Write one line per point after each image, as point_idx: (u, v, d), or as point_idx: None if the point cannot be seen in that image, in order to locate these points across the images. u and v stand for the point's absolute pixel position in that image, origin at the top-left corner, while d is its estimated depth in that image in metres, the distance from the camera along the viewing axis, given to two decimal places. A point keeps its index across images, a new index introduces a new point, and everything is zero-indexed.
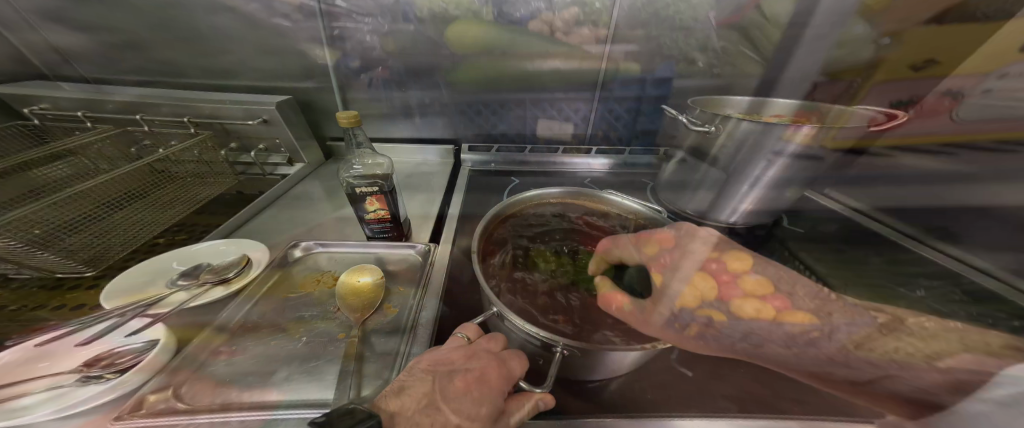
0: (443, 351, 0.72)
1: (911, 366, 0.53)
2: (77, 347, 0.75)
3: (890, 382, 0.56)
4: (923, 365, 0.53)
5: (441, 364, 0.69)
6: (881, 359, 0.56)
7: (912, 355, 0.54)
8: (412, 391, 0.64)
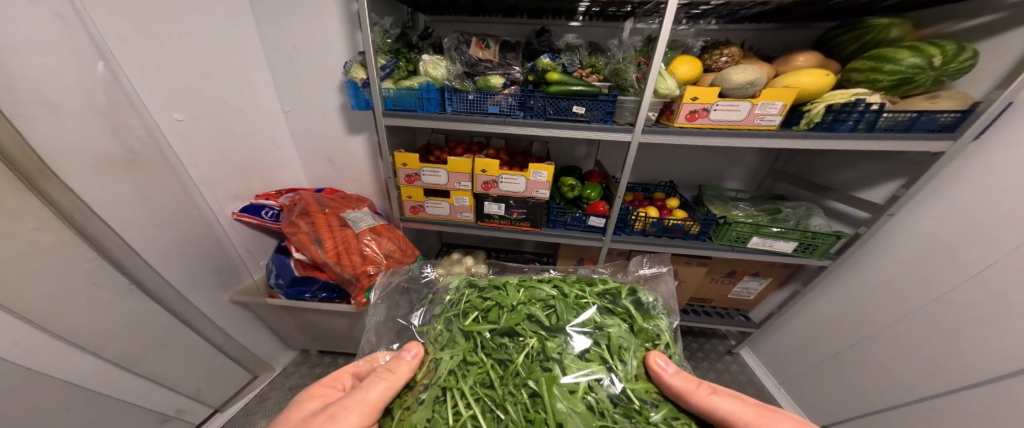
0: (388, 249, 0.87)
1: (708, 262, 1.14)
2: (262, 261, 1.01)
3: (720, 261, 1.13)
4: (712, 261, 1.14)
5: (391, 257, 0.87)
6: (706, 259, 1.13)
7: (714, 260, 1.14)
8: (405, 246, 0.93)
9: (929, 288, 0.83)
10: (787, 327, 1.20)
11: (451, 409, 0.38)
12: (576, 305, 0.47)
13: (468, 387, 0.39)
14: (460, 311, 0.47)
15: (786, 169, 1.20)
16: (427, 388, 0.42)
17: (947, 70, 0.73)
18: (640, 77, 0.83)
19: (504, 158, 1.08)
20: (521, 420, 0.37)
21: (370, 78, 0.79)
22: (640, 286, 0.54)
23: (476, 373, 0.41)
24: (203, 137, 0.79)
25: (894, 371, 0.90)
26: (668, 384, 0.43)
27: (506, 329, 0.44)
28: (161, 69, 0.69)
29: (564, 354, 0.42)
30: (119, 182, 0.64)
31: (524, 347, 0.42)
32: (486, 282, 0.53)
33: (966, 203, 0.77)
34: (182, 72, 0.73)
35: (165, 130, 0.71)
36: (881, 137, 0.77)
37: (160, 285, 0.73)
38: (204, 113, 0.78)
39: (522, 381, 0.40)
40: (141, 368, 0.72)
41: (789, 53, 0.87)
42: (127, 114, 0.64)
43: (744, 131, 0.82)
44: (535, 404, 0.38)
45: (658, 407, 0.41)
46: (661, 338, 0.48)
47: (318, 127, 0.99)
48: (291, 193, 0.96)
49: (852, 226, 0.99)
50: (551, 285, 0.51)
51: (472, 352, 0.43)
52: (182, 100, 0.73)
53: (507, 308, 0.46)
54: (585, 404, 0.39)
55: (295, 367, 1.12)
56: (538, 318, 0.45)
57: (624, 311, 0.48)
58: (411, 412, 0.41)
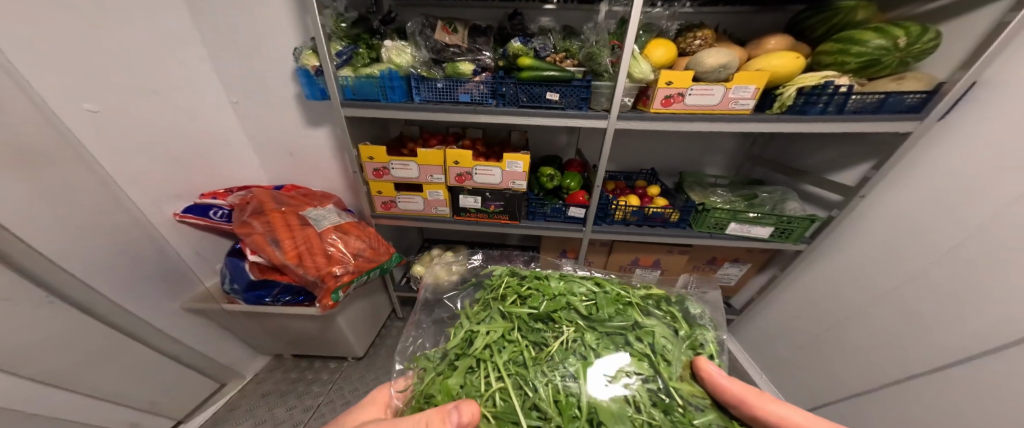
0: (358, 249, 0.85)
1: (688, 250, 1.13)
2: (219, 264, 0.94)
3: (698, 248, 1.14)
4: (692, 249, 1.14)
5: (362, 259, 0.85)
6: (685, 247, 1.13)
7: (693, 249, 1.14)
8: (373, 241, 0.90)
9: (900, 268, 0.85)
10: (766, 311, 1.22)
11: (484, 378, 0.41)
12: (616, 301, 0.51)
13: (503, 362, 0.42)
14: (500, 295, 0.52)
15: (762, 155, 1.21)
16: (461, 356, 0.45)
17: (911, 51, 0.73)
18: (614, 61, 0.80)
19: (481, 149, 1.04)
20: (552, 399, 0.39)
21: (324, 64, 0.74)
22: (687, 297, 0.57)
23: (512, 351, 0.44)
24: (133, 133, 0.69)
25: (869, 349, 0.92)
26: (721, 387, 0.44)
27: (544, 315, 0.48)
28: (70, 50, 0.58)
29: (601, 346, 0.45)
30: (9, 182, 0.52)
31: (561, 333, 0.45)
32: (528, 273, 0.58)
33: (931, 183, 0.78)
34: (101, 57, 0.63)
35: (66, 119, 0.59)
36: (850, 119, 0.77)
37: (99, 298, 0.65)
38: (125, 102, 0.67)
39: (556, 365, 0.42)
40: (81, 385, 0.65)
41: (761, 35, 0.86)
42: (21, 106, 0.52)
43: (718, 116, 0.81)
44: (567, 388, 0.41)
45: (704, 411, 0.42)
46: (705, 347, 0.49)
47: (274, 122, 0.92)
48: (242, 191, 0.88)
49: (824, 209, 1.00)
50: (592, 283, 0.55)
51: (510, 331, 0.46)
52: (97, 85, 0.62)
53: (547, 296, 0.51)
54: (619, 393, 0.40)
55: (267, 373, 1.06)
56: (576, 307, 0.49)
57: (668, 315, 0.51)
58: (444, 377, 0.44)
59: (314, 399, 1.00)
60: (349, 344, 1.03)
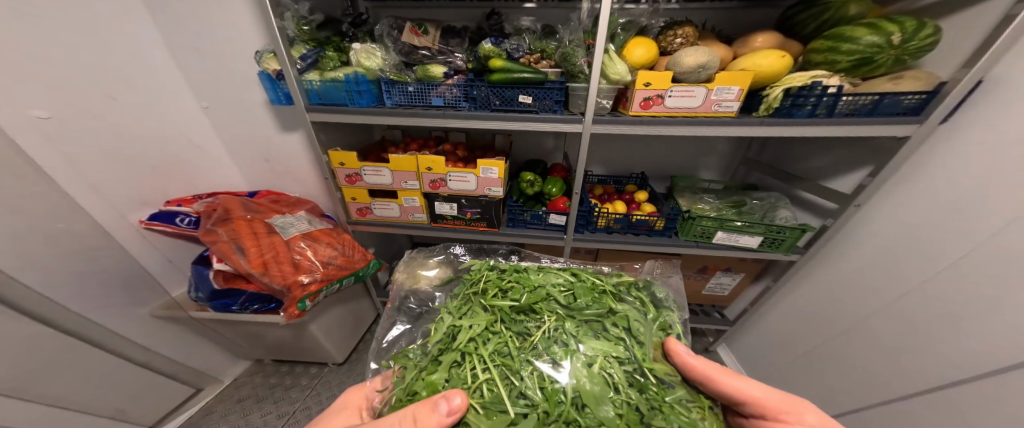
0: (329, 258, 0.83)
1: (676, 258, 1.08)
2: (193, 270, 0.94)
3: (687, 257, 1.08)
4: (680, 258, 1.09)
5: (332, 267, 0.83)
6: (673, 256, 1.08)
7: (682, 258, 1.09)
8: (345, 249, 0.87)
9: (895, 285, 0.79)
10: (761, 323, 1.16)
11: (470, 371, 0.39)
12: (594, 290, 0.49)
13: (487, 353, 0.40)
14: (480, 289, 0.50)
15: (759, 158, 1.15)
16: (443, 350, 0.43)
17: (907, 48, 0.67)
18: (590, 62, 0.76)
19: (460, 153, 1.00)
20: (539, 386, 0.38)
21: (286, 68, 0.73)
22: (652, 282, 0.57)
23: (497, 342, 0.41)
24: (90, 139, 0.68)
25: (864, 367, 0.86)
26: (688, 366, 0.45)
27: (526, 307, 0.45)
28: (17, 57, 0.57)
29: (581, 332, 0.43)
30: None
31: (542, 322, 0.43)
32: (505, 266, 0.55)
33: (933, 193, 0.71)
34: (52, 62, 0.62)
35: (13, 128, 0.58)
36: (841, 122, 0.71)
37: (57, 308, 0.66)
38: (79, 107, 0.66)
39: (538, 354, 0.40)
40: (40, 394, 0.65)
41: (748, 33, 0.81)
42: None
43: (700, 119, 0.76)
44: (551, 376, 0.39)
45: (676, 387, 0.42)
46: (672, 328, 0.50)
47: (247, 127, 0.91)
48: (210, 198, 0.87)
49: (820, 217, 0.94)
50: (568, 274, 0.53)
51: (491, 322, 0.44)
52: (46, 90, 0.61)
53: (528, 288, 0.48)
54: (600, 377, 0.39)
55: (247, 378, 1.07)
56: (556, 298, 0.47)
57: (638, 300, 0.50)
58: (428, 373, 0.41)
59: (290, 405, 0.99)
60: (324, 350, 1.01)
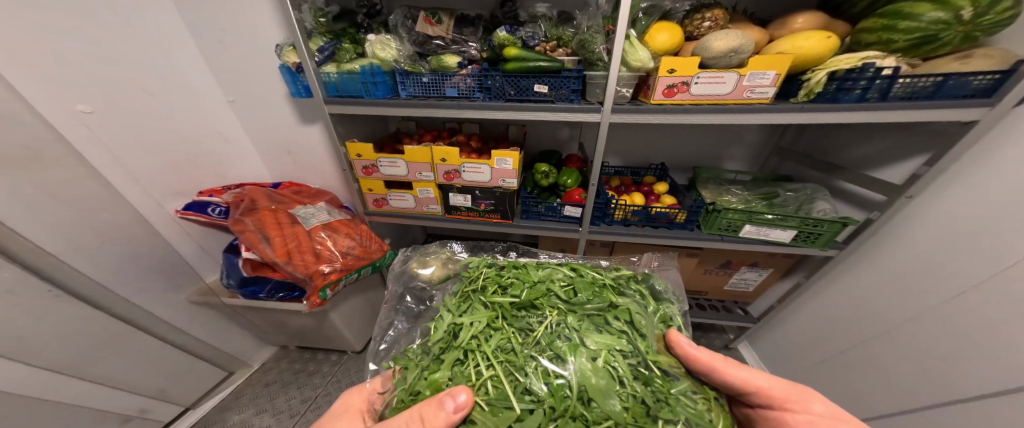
0: (348, 248, 0.85)
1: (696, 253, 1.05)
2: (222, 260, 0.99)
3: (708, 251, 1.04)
4: (701, 252, 1.05)
5: (351, 257, 0.85)
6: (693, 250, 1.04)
7: (703, 252, 1.05)
8: (361, 239, 0.89)
9: (938, 288, 0.73)
10: (787, 322, 1.11)
11: (473, 369, 0.39)
12: (593, 285, 0.49)
13: (489, 350, 0.40)
14: (479, 286, 0.50)
15: (793, 148, 1.08)
16: (444, 347, 0.43)
17: (979, 24, 0.59)
18: (608, 49, 0.73)
19: (474, 144, 1.00)
20: (542, 381, 0.37)
21: (304, 61, 0.74)
22: (652, 274, 0.56)
23: (499, 339, 0.41)
24: (126, 133, 0.72)
25: (901, 373, 0.81)
26: (690, 357, 0.44)
27: (526, 303, 0.45)
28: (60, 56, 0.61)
29: (584, 326, 0.42)
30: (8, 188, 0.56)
31: (544, 318, 0.43)
32: (504, 263, 0.56)
33: (989, 186, 0.65)
34: (92, 61, 0.66)
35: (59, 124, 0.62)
36: (894, 108, 0.65)
37: (103, 294, 0.71)
38: (116, 102, 0.70)
39: (541, 349, 0.40)
40: (90, 372, 0.71)
41: (787, 14, 0.74)
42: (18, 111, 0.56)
43: (730, 107, 0.72)
44: (554, 372, 0.38)
45: (681, 380, 0.41)
46: (673, 321, 0.50)
47: (269, 121, 0.94)
48: (238, 189, 0.90)
49: (864, 210, 0.87)
50: (568, 269, 0.53)
51: (490, 319, 0.44)
52: (86, 86, 0.65)
53: (528, 284, 0.48)
54: (604, 370, 0.38)
55: (274, 362, 1.13)
56: (557, 293, 0.47)
57: (638, 294, 0.50)
58: (431, 371, 0.41)
59: (312, 390, 1.04)
60: (344, 336, 1.05)
